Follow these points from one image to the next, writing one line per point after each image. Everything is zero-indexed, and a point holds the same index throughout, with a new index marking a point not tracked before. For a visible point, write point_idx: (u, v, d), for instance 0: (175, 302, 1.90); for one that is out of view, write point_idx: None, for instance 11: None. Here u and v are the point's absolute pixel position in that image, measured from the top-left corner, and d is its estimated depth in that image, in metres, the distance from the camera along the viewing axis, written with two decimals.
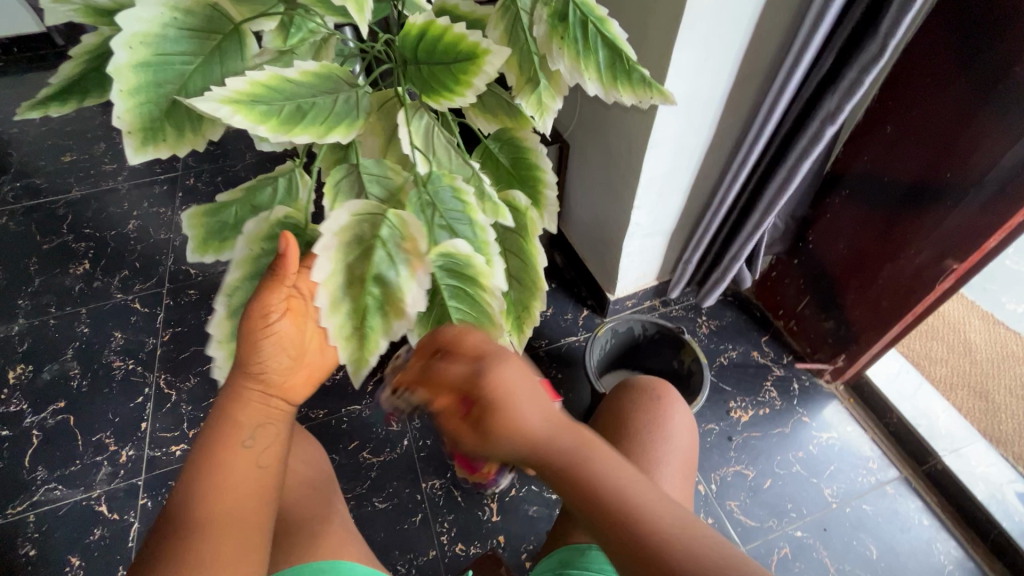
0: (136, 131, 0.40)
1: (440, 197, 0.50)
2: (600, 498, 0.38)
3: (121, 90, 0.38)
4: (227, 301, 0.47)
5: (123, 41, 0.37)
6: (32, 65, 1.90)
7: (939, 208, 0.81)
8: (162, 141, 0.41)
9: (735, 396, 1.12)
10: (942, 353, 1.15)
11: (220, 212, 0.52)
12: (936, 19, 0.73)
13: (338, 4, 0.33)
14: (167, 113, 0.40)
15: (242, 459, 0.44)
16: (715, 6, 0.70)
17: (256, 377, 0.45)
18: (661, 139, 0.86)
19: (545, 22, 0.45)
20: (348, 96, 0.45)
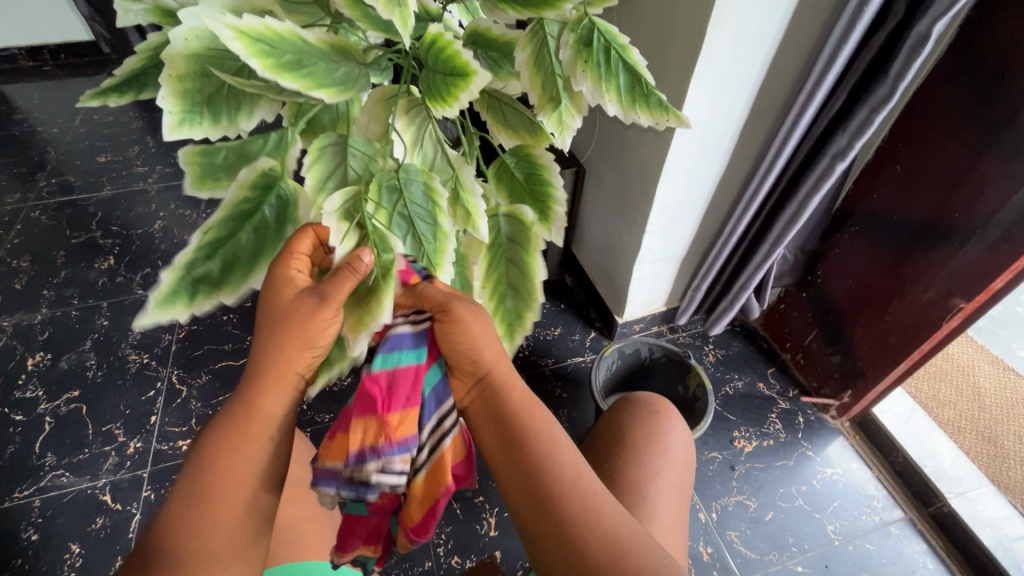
0: (177, 111, 0.41)
1: (411, 189, 0.47)
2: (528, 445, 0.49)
3: (169, 75, 0.40)
4: (201, 236, 0.42)
5: (181, 32, 0.39)
6: (76, 70, 2.00)
7: (946, 247, 0.83)
8: (199, 124, 0.42)
9: (740, 426, 1.12)
10: (950, 395, 1.15)
11: (211, 152, 0.47)
12: (945, 68, 0.76)
13: (384, 17, 0.37)
14: (207, 100, 0.42)
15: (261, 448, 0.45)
16: (732, 42, 0.74)
17: (301, 364, 0.47)
18: (675, 167, 0.89)
19: (570, 47, 0.48)
20: (349, 71, 0.43)
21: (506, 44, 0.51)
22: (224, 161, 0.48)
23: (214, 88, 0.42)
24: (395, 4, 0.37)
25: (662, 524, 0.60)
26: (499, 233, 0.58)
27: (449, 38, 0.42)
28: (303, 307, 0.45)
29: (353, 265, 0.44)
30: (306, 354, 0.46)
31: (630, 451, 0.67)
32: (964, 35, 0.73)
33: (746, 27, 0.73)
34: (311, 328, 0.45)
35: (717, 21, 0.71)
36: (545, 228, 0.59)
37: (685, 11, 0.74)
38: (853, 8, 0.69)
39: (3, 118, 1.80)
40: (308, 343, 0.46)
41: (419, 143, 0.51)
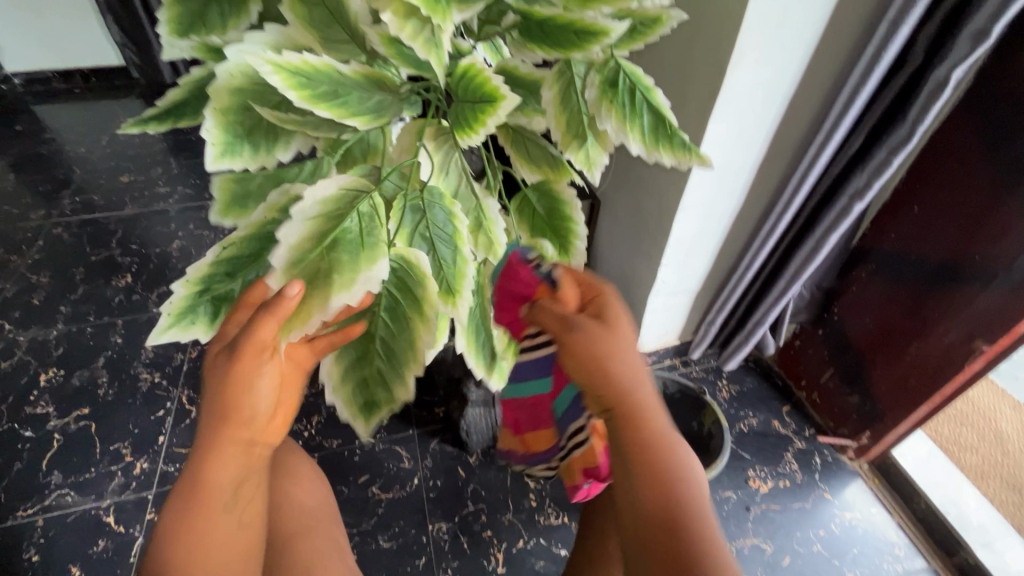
0: (220, 142, 0.42)
1: (434, 214, 0.50)
2: (665, 472, 0.41)
3: (214, 109, 0.41)
4: (219, 251, 0.46)
5: (227, 68, 0.40)
6: (106, 93, 2.07)
7: (968, 288, 0.82)
8: (238, 156, 0.43)
9: (755, 465, 1.10)
10: (973, 440, 1.12)
11: (245, 180, 0.52)
12: (963, 112, 0.77)
13: (423, 59, 0.38)
14: (248, 134, 0.43)
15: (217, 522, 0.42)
16: (751, 83, 0.76)
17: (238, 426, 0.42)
18: (693, 202, 0.89)
19: (596, 87, 0.49)
20: (384, 99, 0.44)
21: (533, 82, 0.52)
22: (257, 188, 0.53)
23: (255, 122, 0.44)
24: (433, 45, 0.38)
25: None
26: None
27: (483, 70, 0.44)
28: (220, 362, 0.42)
29: (275, 302, 0.40)
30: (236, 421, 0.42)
31: None
32: (982, 82, 0.73)
33: (765, 69, 0.74)
34: (241, 394, 0.42)
35: (736, 63, 0.73)
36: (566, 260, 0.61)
37: (705, 53, 0.76)
38: (870, 54, 0.71)
39: (33, 138, 1.86)
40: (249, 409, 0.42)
41: (445, 169, 0.54)
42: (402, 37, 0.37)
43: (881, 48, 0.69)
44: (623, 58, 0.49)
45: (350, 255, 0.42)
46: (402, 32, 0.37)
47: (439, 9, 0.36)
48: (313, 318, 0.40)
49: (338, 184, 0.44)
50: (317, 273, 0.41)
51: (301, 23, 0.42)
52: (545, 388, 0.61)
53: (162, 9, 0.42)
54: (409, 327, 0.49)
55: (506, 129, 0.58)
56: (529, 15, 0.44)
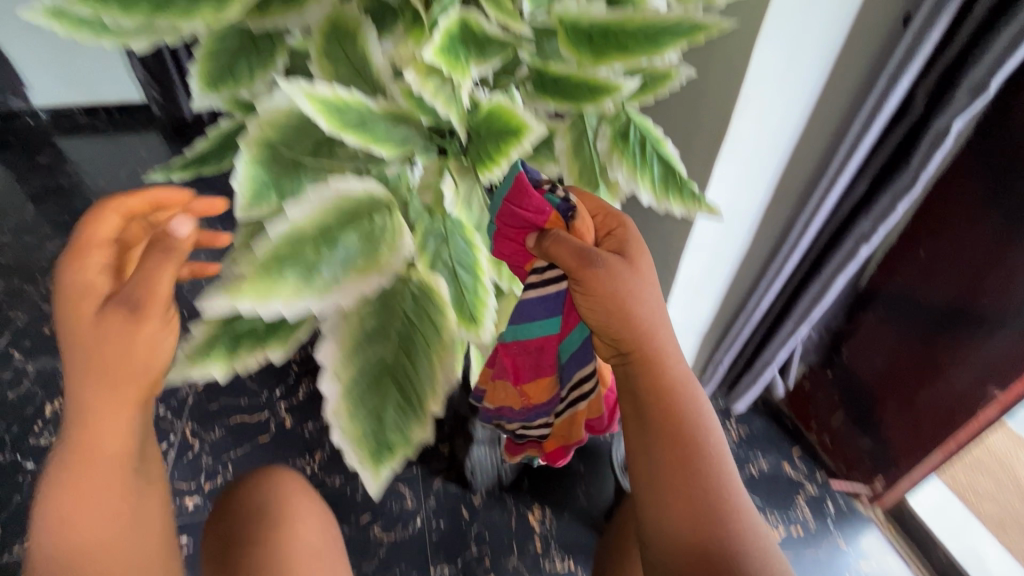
0: (248, 191, 0.41)
1: (455, 246, 0.51)
2: (669, 404, 0.53)
3: (245, 158, 0.41)
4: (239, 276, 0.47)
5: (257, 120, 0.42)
6: (127, 127, 2.13)
7: (978, 334, 0.82)
8: (269, 205, 0.43)
9: (766, 511, 1.07)
10: (991, 488, 1.09)
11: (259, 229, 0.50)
12: (965, 160, 0.78)
13: (443, 114, 0.40)
14: (277, 183, 0.43)
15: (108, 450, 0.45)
16: (755, 130, 0.78)
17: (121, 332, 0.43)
18: (699, 244, 0.91)
19: (607, 138, 0.51)
20: (408, 134, 0.46)
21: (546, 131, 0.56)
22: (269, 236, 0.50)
23: (283, 172, 0.44)
24: (452, 101, 0.41)
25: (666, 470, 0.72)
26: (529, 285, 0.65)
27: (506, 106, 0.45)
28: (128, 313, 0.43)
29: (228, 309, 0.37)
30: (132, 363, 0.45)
31: None
32: (983, 132, 0.75)
33: (768, 118, 0.77)
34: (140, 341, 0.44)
35: (741, 111, 0.75)
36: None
37: (710, 102, 0.78)
38: (871, 104, 0.73)
39: (55, 170, 1.91)
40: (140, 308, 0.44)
41: (468, 202, 0.53)
42: (425, 94, 0.39)
43: (882, 99, 0.72)
44: (634, 110, 0.51)
45: (357, 246, 0.41)
46: (425, 88, 0.40)
47: (459, 68, 0.38)
48: (273, 304, 0.37)
49: (357, 187, 0.42)
50: (301, 260, 0.38)
51: (326, 79, 0.44)
52: (553, 329, 0.61)
53: (195, 64, 0.44)
54: (429, 360, 0.46)
55: None
56: (542, 71, 0.47)
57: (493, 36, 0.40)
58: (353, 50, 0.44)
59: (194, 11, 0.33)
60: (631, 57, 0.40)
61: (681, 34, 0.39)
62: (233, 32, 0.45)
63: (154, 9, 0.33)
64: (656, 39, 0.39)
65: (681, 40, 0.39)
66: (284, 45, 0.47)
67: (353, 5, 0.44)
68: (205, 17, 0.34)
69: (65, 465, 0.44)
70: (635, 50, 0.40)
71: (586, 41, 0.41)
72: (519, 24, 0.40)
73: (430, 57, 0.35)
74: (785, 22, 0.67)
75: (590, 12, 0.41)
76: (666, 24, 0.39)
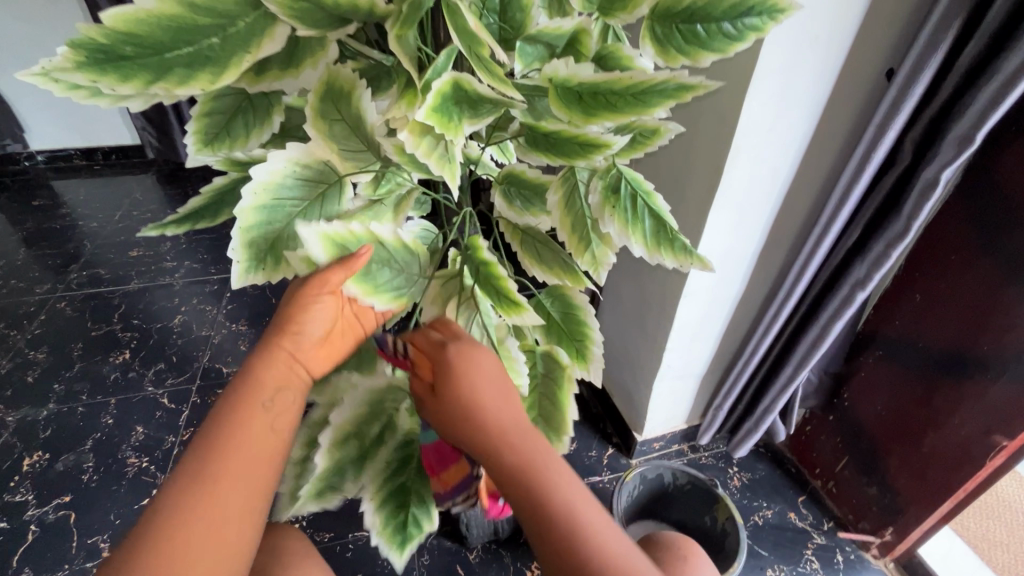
0: (244, 259, 0.41)
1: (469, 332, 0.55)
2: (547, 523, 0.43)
3: (240, 228, 0.40)
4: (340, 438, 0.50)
5: (251, 188, 0.41)
6: (123, 169, 2.15)
7: (980, 379, 0.80)
8: (262, 269, 0.42)
9: (774, 563, 1.04)
10: (1003, 536, 1.05)
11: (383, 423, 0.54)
12: (955, 205, 0.79)
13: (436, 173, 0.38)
14: (272, 245, 0.43)
15: (255, 430, 0.42)
16: (748, 179, 0.78)
17: (289, 337, 0.45)
18: (695, 290, 0.90)
19: (599, 193, 0.48)
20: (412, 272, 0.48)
21: (539, 185, 0.54)
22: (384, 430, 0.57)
23: (276, 232, 0.43)
24: (446, 160, 0.39)
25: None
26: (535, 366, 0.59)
27: (501, 275, 0.47)
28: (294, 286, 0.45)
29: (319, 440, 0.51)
30: (292, 335, 0.45)
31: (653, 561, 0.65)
32: (971, 177, 0.76)
33: (760, 167, 0.78)
34: (302, 315, 0.45)
35: (733, 161, 0.75)
36: (581, 368, 0.58)
37: (701, 152, 0.79)
38: (861, 154, 0.74)
39: (49, 213, 1.91)
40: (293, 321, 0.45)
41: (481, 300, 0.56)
42: (417, 154, 0.38)
43: (871, 149, 0.73)
44: (625, 165, 0.48)
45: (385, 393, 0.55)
46: (418, 150, 0.38)
47: (452, 127, 0.37)
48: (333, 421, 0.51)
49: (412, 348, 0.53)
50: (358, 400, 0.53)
51: (323, 138, 0.43)
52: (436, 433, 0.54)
53: (190, 122, 0.43)
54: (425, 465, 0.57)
55: (514, 230, 0.58)
56: (534, 127, 0.45)
57: (486, 96, 0.37)
58: (347, 109, 0.44)
59: (189, 78, 0.31)
60: (619, 116, 0.38)
61: (667, 94, 0.36)
62: (229, 92, 0.44)
63: (152, 78, 0.30)
64: (641, 98, 0.37)
65: (668, 99, 0.37)
66: (281, 103, 0.46)
67: (349, 66, 0.43)
68: (201, 85, 0.32)
69: (207, 469, 0.40)
70: (622, 108, 0.38)
71: (576, 101, 0.40)
72: (507, 90, 0.34)
73: (422, 119, 0.34)
74: (773, 77, 0.69)
75: (578, 72, 0.39)
76: (653, 85, 0.36)
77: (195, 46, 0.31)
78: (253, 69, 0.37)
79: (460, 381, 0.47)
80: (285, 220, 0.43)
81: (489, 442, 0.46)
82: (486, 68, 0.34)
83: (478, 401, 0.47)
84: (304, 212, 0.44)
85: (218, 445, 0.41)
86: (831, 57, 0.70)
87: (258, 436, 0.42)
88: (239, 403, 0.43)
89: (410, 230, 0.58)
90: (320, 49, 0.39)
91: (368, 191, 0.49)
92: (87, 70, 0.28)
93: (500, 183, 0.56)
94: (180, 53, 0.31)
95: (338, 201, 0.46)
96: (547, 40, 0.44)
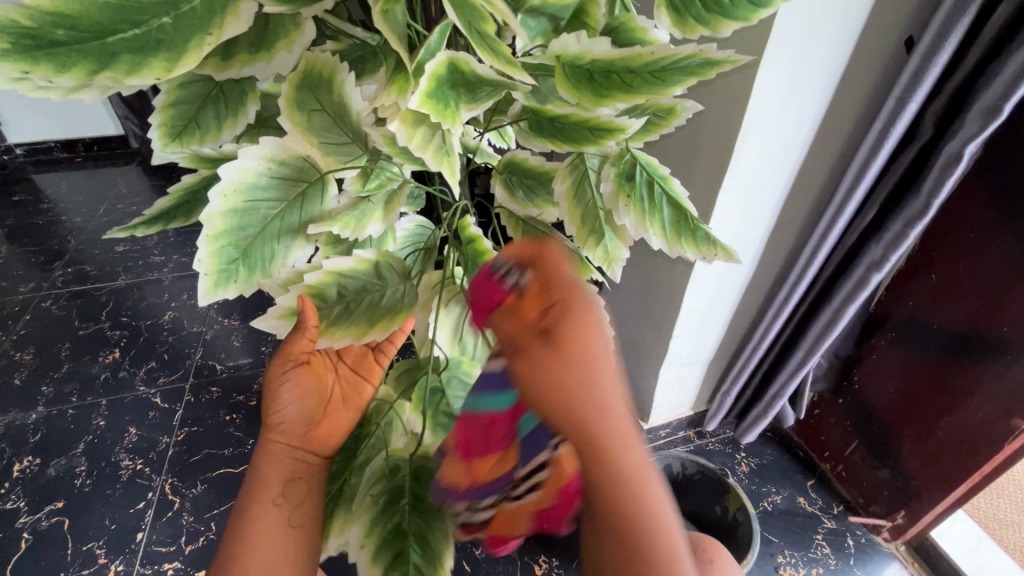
0: (212, 272, 0.36)
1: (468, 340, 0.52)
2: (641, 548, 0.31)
3: (207, 236, 0.36)
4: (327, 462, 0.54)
5: (220, 189, 0.36)
6: (107, 161, 2.08)
7: (998, 361, 0.78)
8: (234, 281, 0.38)
9: (784, 549, 1.02)
10: (1014, 515, 1.04)
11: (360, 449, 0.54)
12: (976, 181, 0.75)
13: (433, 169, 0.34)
14: (244, 254, 0.38)
15: (274, 515, 0.48)
16: (758, 158, 0.74)
17: (278, 429, 0.49)
18: (704, 276, 0.87)
19: (612, 180, 0.44)
20: (398, 289, 0.46)
21: (544, 173, 0.50)
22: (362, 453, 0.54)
23: (250, 240, 0.38)
24: (443, 153, 0.34)
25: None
26: None
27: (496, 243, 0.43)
28: (269, 383, 0.49)
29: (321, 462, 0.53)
30: (280, 431, 0.50)
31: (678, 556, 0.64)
32: (994, 151, 0.72)
33: (771, 144, 0.73)
34: (284, 399, 0.49)
35: (743, 140, 0.71)
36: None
37: (710, 131, 0.74)
38: (878, 129, 0.70)
39: (30, 207, 1.85)
40: (275, 413, 0.49)
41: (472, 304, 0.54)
42: (411, 148, 0.34)
43: (889, 125, 0.69)
44: (637, 149, 0.44)
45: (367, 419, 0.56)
46: (413, 142, 0.34)
47: (449, 115, 0.33)
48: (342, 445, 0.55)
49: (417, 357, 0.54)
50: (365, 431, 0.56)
51: (300, 131, 0.39)
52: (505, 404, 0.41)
53: (155, 113, 0.39)
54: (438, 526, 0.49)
55: (515, 220, 0.54)
56: (538, 111, 0.41)
57: (486, 78, 0.33)
58: (328, 97, 0.39)
59: (142, 65, 0.26)
60: (635, 98, 0.34)
61: (689, 71, 0.32)
62: (195, 79, 0.39)
63: (95, 67, 0.25)
64: (660, 76, 0.32)
65: (690, 76, 0.32)
66: (256, 91, 0.41)
67: (325, 50, 0.39)
68: (156, 74, 0.27)
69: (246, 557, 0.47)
70: (638, 87, 0.33)
71: (585, 80, 0.35)
72: (515, 74, 0.29)
73: (414, 106, 0.30)
74: (787, 48, 0.64)
75: (590, 48, 0.34)
76: (675, 61, 0.32)
77: (143, 28, 0.26)
78: (219, 52, 0.32)
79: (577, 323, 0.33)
80: (260, 225, 0.39)
81: (593, 414, 0.32)
82: (490, 47, 0.29)
83: (603, 378, 0.32)
84: (281, 214, 0.40)
85: (243, 543, 0.47)
86: (847, 27, 0.65)
87: (276, 529, 0.48)
88: (254, 502, 0.48)
89: (404, 227, 0.55)
90: (294, 28, 0.34)
91: (357, 187, 0.44)
92: (12, 59, 0.23)
93: (500, 173, 0.52)
94: (128, 35, 0.26)
95: (320, 200, 0.42)
96: (551, 11, 0.39)
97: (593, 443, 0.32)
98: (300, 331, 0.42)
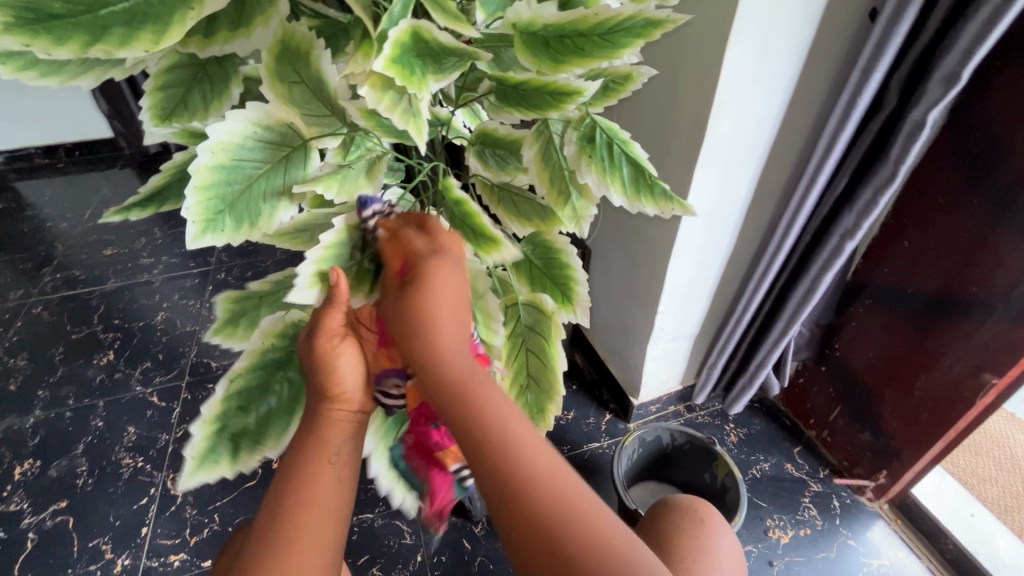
0: (200, 219, 0.38)
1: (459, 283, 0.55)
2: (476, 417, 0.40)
3: (195, 187, 0.37)
4: (228, 384, 0.46)
5: (207, 147, 0.37)
6: (91, 164, 2.07)
7: (969, 322, 0.81)
8: (221, 230, 0.40)
9: (772, 514, 1.06)
10: (990, 471, 1.08)
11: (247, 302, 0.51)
12: (943, 148, 0.78)
13: (402, 129, 0.36)
14: (230, 207, 0.40)
15: (327, 469, 0.46)
16: (732, 131, 0.76)
17: (337, 397, 0.47)
18: (684, 250, 0.89)
19: (574, 143, 0.45)
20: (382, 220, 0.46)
21: (513, 142, 0.50)
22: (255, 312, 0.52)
23: (237, 194, 0.40)
24: (411, 114, 0.36)
25: (700, 535, 0.64)
26: (518, 321, 0.57)
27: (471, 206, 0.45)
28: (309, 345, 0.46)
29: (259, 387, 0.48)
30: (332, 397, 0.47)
31: (668, 518, 0.67)
32: (958, 117, 0.75)
33: (744, 116, 0.75)
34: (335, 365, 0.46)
35: (717, 113, 0.73)
36: (567, 311, 0.56)
37: (685, 104, 0.76)
38: (846, 100, 0.72)
39: (15, 215, 1.83)
40: (334, 381, 0.46)
41: None
42: (380, 110, 0.35)
43: (857, 94, 0.71)
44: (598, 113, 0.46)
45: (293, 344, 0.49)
46: (381, 104, 0.35)
47: (414, 81, 0.34)
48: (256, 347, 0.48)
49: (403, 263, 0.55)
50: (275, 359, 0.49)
51: (283, 102, 0.41)
52: None
53: (144, 98, 0.40)
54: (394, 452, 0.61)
55: (490, 188, 0.54)
56: (502, 80, 0.42)
57: (450, 47, 0.34)
58: (307, 72, 0.41)
59: (131, 38, 0.27)
60: (589, 61, 0.36)
61: (635, 33, 0.34)
62: (184, 62, 0.40)
63: (89, 40, 0.26)
64: (610, 37, 0.34)
65: (637, 38, 0.34)
66: (239, 73, 0.42)
67: (303, 24, 0.41)
68: (144, 47, 0.28)
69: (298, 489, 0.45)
70: (591, 52, 0.35)
71: (542, 46, 0.37)
72: (462, 30, 0.33)
73: (380, 70, 0.31)
74: (754, 21, 0.66)
75: (542, 13, 0.36)
76: (620, 23, 0.34)
77: (131, 1, 0.27)
78: (202, 29, 0.34)
79: (435, 278, 0.44)
80: (247, 182, 0.40)
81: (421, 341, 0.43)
82: (437, 6, 0.33)
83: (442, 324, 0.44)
84: (268, 174, 0.41)
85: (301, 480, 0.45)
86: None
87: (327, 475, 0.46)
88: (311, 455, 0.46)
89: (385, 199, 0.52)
90: (270, 4, 0.34)
91: (339, 158, 0.45)
92: (16, 33, 0.25)
93: (473, 145, 0.53)
94: (117, 9, 0.27)
95: (304, 165, 0.43)
96: None
97: (423, 343, 0.43)
98: (332, 305, 0.44)
